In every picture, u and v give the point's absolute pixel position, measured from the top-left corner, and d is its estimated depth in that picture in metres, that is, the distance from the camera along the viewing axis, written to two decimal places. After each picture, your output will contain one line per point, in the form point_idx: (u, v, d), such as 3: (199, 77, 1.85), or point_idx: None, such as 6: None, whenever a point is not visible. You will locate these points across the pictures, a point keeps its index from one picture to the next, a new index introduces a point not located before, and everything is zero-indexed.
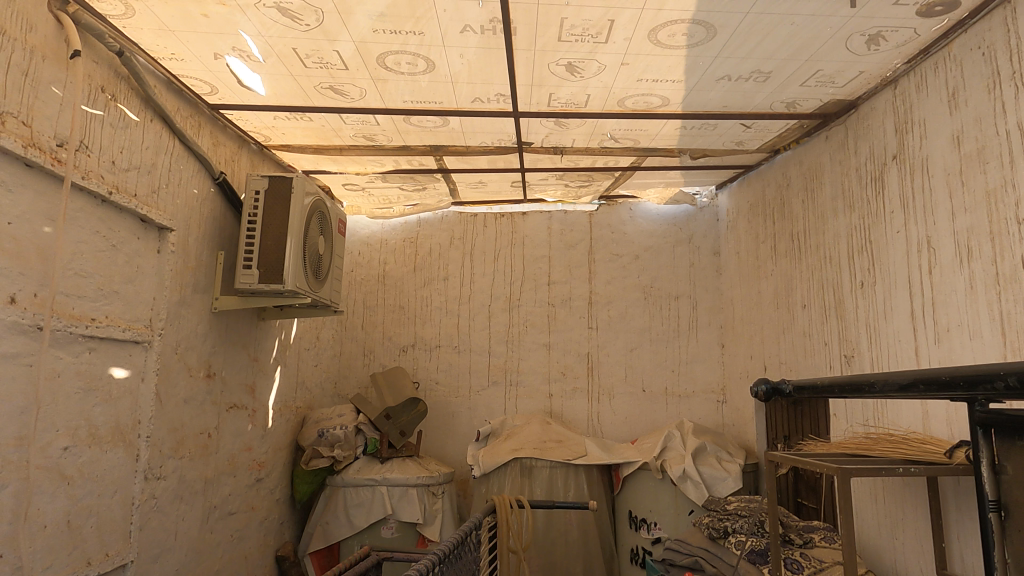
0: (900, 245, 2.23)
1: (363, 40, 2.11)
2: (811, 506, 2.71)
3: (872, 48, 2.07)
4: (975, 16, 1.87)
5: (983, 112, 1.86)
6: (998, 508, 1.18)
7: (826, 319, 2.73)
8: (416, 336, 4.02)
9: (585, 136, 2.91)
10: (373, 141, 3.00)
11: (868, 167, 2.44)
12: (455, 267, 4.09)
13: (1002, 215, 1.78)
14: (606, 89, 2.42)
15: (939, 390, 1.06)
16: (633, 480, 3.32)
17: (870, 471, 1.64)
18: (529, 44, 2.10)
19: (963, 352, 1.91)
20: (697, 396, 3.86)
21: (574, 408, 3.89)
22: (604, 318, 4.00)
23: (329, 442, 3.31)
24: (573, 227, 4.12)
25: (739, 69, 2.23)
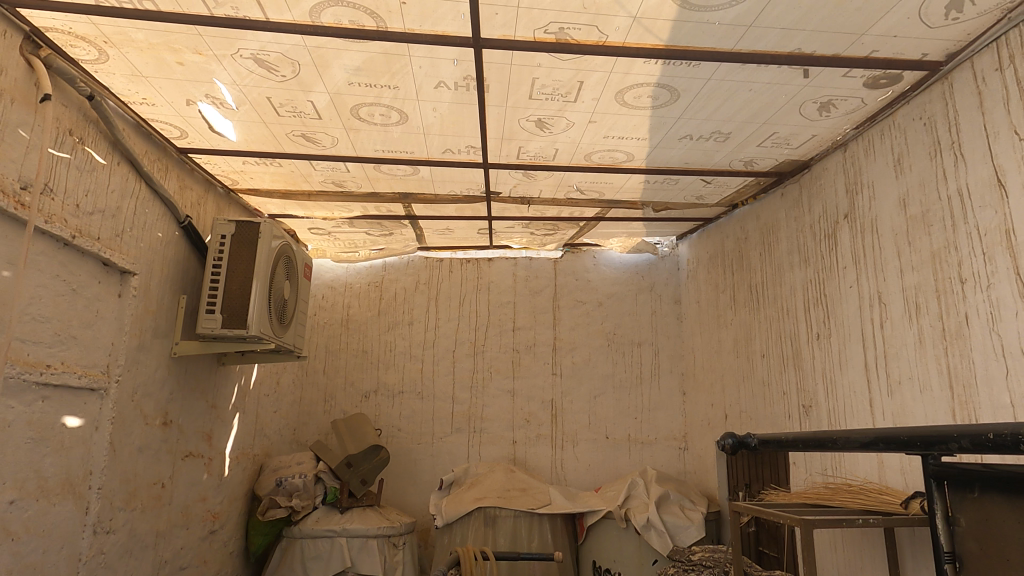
0: (852, 299, 2.33)
1: (338, 92, 2.14)
2: (773, 554, 2.74)
3: (823, 114, 2.20)
4: (917, 89, 2.01)
5: (927, 178, 1.98)
6: (952, 560, 1.21)
7: (784, 368, 2.81)
8: (379, 381, 3.96)
9: (552, 188, 2.99)
10: (342, 187, 3.02)
11: (821, 224, 2.56)
12: (420, 312, 4.08)
13: (947, 274, 1.89)
14: (574, 144, 2.50)
15: (897, 449, 1.11)
16: (598, 529, 3.30)
17: (831, 522, 1.68)
18: (501, 101, 2.16)
19: (914, 405, 1.99)
20: (659, 443, 3.91)
21: (538, 455, 3.88)
22: (568, 365, 4.03)
23: (288, 491, 3.21)
24: (538, 274, 4.17)
25: (700, 129, 2.33)
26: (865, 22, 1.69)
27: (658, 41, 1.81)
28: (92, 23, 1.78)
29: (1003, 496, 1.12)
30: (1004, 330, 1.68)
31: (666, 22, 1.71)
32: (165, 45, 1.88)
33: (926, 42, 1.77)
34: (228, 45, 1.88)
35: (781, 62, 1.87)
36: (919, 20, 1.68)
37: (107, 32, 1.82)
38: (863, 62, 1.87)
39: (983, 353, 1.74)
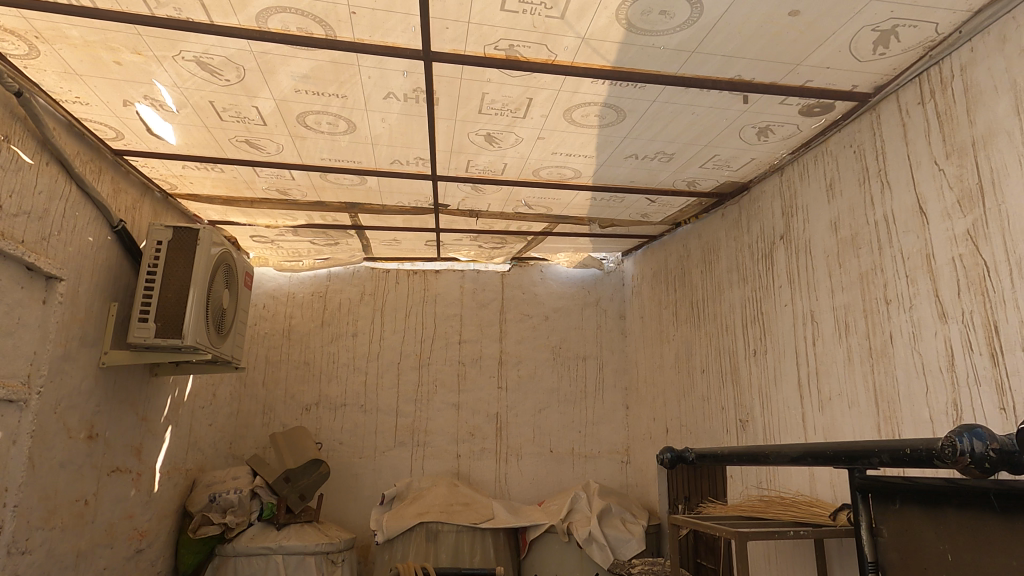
0: (787, 317, 2.42)
1: (284, 99, 2.11)
2: (709, 567, 2.79)
3: (762, 139, 2.28)
4: (847, 118, 2.11)
5: (857, 203, 2.08)
6: (875, 569, 1.27)
7: (723, 384, 2.89)
8: (321, 394, 3.86)
9: (500, 202, 3.01)
10: (287, 195, 2.96)
11: (759, 244, 2.65)
12: (365, 323, 4.02)
13: (874, 295, 1.98)
14: (522, 159, 2.52)
15: (825, 463, 1.15)
16: (540, 544, 3.30)
17: (764, 534, 1.72)
18: (451, 113, 2.17)
19: (843, 420, 2.07)
20: (602, 456, 3.97)
21: (482, 469, 3.87)
22: (513, 378, 4.04)
23: (222, 508, 3.10)
24: (485, 287, 4.17)
25: (645, 148, 2.39)
26: (800, 53, 1.77)
27: (605, 62, 1.85)
28: (23, 16, 1.70)
29: (923, 509, 1.17)
30: (924, 349, 1.77)
31: (613, 44, 1.75)
32: (102, 43, 1.82)
33: (856, 75, 1.87)
34: (170, 47, 1.83)
35: (722, 87, 1.94)
36: (850, 54, 1.77)
37: (39, 27, 1.74)
38: (798, 90, 1.95)
39: (906, 371, 1.83)
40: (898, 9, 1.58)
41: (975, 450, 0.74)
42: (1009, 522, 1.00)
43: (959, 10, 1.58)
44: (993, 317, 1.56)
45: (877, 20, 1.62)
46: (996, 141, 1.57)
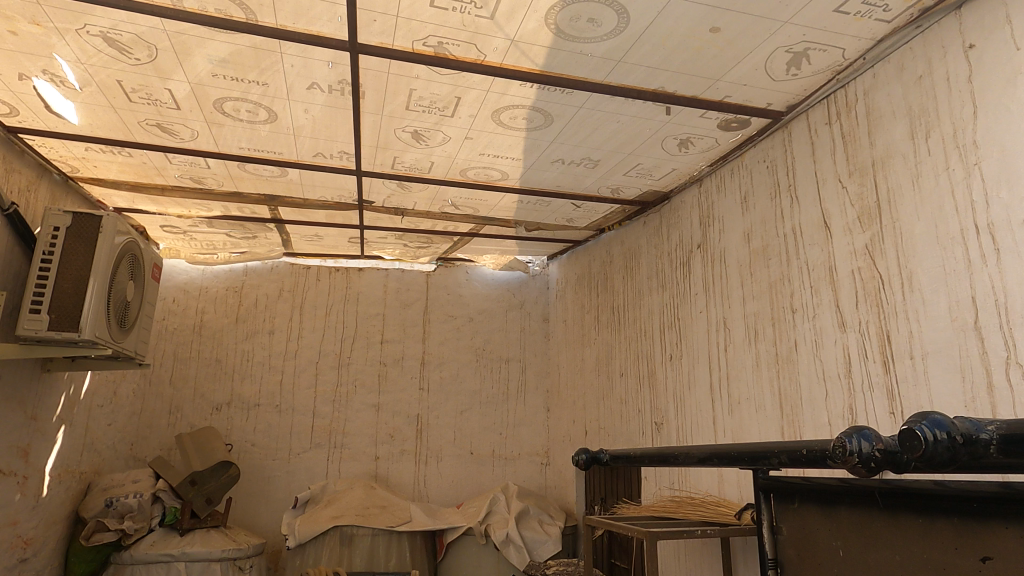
0: (701, 323, 2.51)
1: (200, 83, 2.01)
2: (622, 566, 2.85)
3: (682, 150, 2.35)
4: (762, 134, 2.21)
5: (768, 216, 2.18)
6: (775, 566, 1.33)
7: (640, 387, 2.96)
8: (233, 393, 3.70)
9: (426, 200, 2.97)
10: (201, 184, 2.82)
11: (677, 252, 2.74)
12: (283, 320, 3.87)
13: (781, 304, 2.07)
14: (449, 159, 2.50)
15: (728, 464, 1.19)
16: (457, 546, 3.28)
17: (674, 534, 1.77)
18: (377, 108, 2.12)
19: (750, 423, 2.16)
20: (522, 458, 4.02)
21: (400, 471, 3.82)
22: (435, 380, 4.01)
23: (118, 513, 2.89)
24: (409, 287, 4.11)
25: (571, 154, 2.42)
26: (720, 69, 1.83)
27: (534, 66, 1.86)
28: None
29: (819, 508, 1.24)
30: (825, 356, 1.87)
31: (542, 48, 1.76)
32: None
33: (771, 93, 1.96)
34: (72, 19, 1.70)
35: (646, 97, 1.99)
36: (765, 72, 1.84)
37: None
38: (717, 104, 2.03)
39: (807, 376, 1.93)
40: (810, 33, 1.67)
41: (861, 449, 0.78)
42: (893, 518, 1.06)
43: (864, 37, 1.68)
44: (886, 327, 1.66)
45: (791, 42, 1.70)
46: (893, 162, 1.68)
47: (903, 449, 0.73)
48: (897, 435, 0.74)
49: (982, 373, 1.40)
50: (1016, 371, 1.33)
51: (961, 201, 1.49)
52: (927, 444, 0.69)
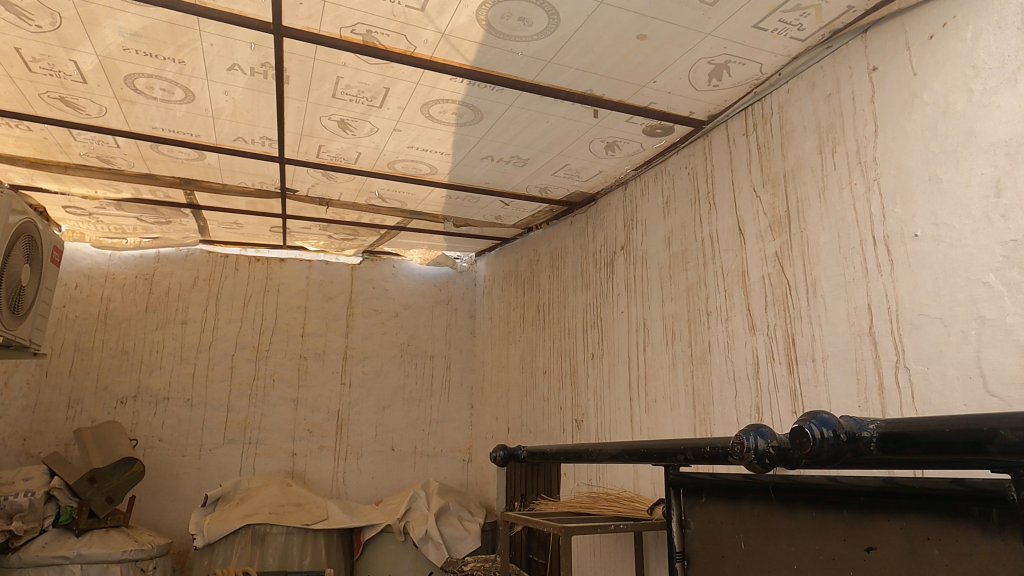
0: (622, 323, 2.57)
1: (109, 56, 1.89)
2: (539, 561, 2.89)
3: (609, 153, 2.40)
4: (684, 142, 2.28)
5: (687, 221, 2.25)
6: (682, 558, 1.38)
7: (562, 385, 3.00)
8: (140, 386, 3.50)
9: (352, 191, 2.91)
10: (109, 164, 2.66)
11: (601, 252, 2.79)
12: (197, 310, 3.70)
13: (697, 306, 2.15)
14: (376, 150, 2.46)
15: (638, 460, 1.22)
16: (375, 543, 3.24)
17: (588, 529, 1.81)
18: (302, 94, 2.06)
19: (666, 421, 2.23)
20: (443, 455, 4.00)
21: (318, 467, 3.73)
22: (357, 374, 3.94)
23: (6, 513, 2.64)
24: (333, 279, 4.02)
25: (500, 151, 2.43)
26: (646, 76, 1.88)
27: (465, 61, 1.85)
28: None
29: (723, 502, 1.29)
30: (735, 357, 1.95)
31: (472, 43, 1.76)
32: None
33: (693, 102, 2.02)
34: None
35: (574, 99, 2.01)
36: (688, 81, 1.90)
37: None
38: (643, 110, 2.08)
39: (719, 376, 2.00)
40: (731, 46, 1.73)
41: (757, 446, 0.82)
42: (790, 511, 1.12)
43: (780, 54, 1.76)
44: (791, 331, 1.75)
45: (713, 54, 1.76)
46: (802, 175, 1.77)
47: (794, 446, 0.76)
48: (788, 433, 0.77)
49: (874, 376, 1.50)
50: (904, 374, 1.43)
51: (861, 214, 1.58)
52: (816, 441, 0.73)
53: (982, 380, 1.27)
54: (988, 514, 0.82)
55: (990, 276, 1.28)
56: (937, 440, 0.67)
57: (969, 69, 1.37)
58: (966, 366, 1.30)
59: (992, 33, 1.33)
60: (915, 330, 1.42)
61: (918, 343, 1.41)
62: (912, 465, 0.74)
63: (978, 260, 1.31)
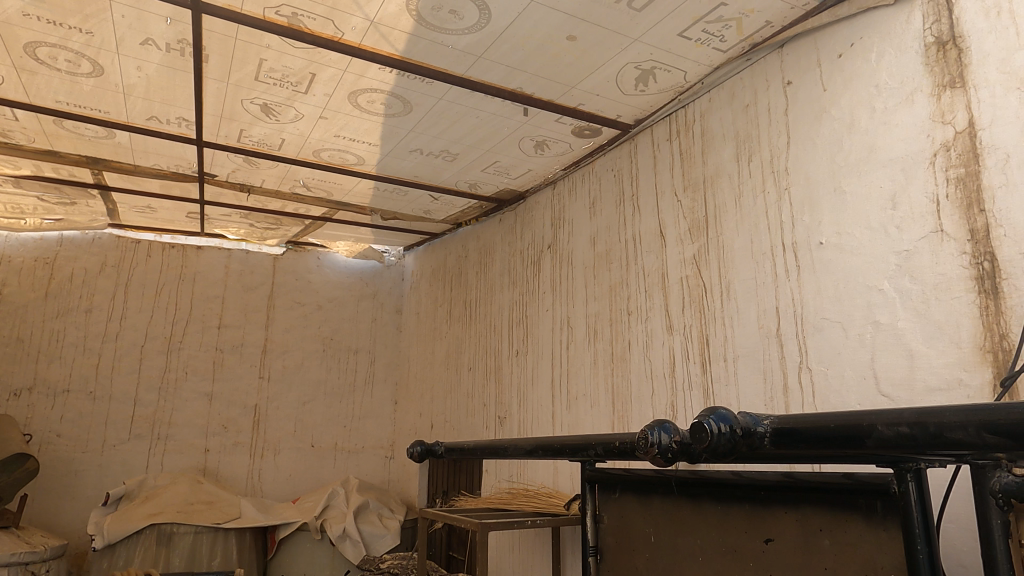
0: (547, 321, 2.60)
1: (7, 22, 1.75)
2: (458, 559, 2.89)
3: (538, 152, 2.42)
4: (611, 144, 2.32)
5: (612, 222, 2.29)
6: (595, 552, 1.40)
7: (486, 382, 3.01)
8: (36, 377, 3.27)
9: (275, 179, 2.81)
10: (6, 137, 2.46)
11: (529, 251, 2.81)
12: (104, 297, 3.49)
13: (619, 306, 2.19)
14: (301, 137, 2.39)
15: (552, 455, 1.24)
16: (289, 542, 3.15)
17: (505, 524, 1.82)
18: (222, 75, 1.97)
19: (586, 418, 2.27)
20: (365, 451, 3.94)
21: (232, 464, 3.60)
22: (277, 368, 3.82)
23: None
24: (254, 270, 3.87)
25: (430, 145, 2.40)
26: (575, 77, 1.90)
27: (394, 51, 1.82)
28: None
29: (634, 498, 1.32)
30: (653, 356, 2.00)
31: (402, 33, 1.73)
32: None
33: (620, 106, 2.06)
34: None
35: (504, 96, 2.01)
36: (616, 85, 1.94)
37: None
38: (571, 111, 2.10)
39: (638, 375, 2.05)
40: (657, 53, 1.77)
41: (661, 441, 0.85)
42: (697, 506, 1.16)
43: (703, 63, 1.82)
44: (706, 332, 1.81)
45: (639, 59, 1.80)
46: (720, 181, 1.84)
47: (694, 441, 0.81)
48: (689, 429, 0.82)
49: (781, 377, 1.57)
50: (806, 374, 1.50)
51: (773, 221, 1.65)
52: (713, 435, 0.79)
53: (875, 381, 1.35)
54: (873, 506, 0.87)
55: (885, 283, 1.37)
56: (825, 434, 0.76)
57: (872, 88, 1.45)
58: (861, 368, 1.39)
59: (893, 55, 1.42)
60: (817, 333, 1.49)
61: (820, 346, 1.48)
62: (797, 455, 0.83)
63: (874, 269, 1.39)
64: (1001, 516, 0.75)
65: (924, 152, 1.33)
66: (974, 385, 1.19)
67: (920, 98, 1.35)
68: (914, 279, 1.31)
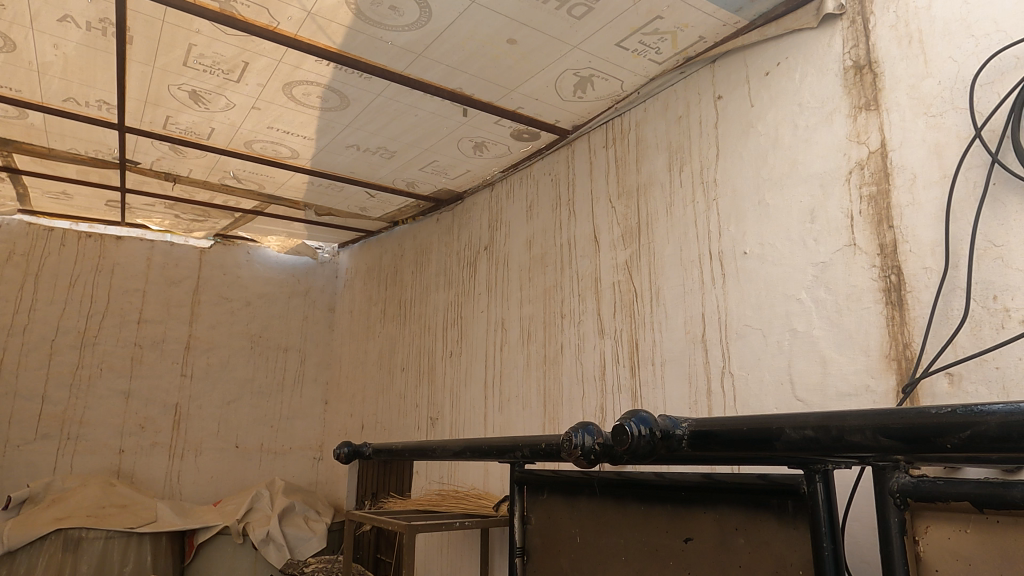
0: (481, 322, 2.60)
1: None
2: (386, 562, 2.85)
3: (477, 153, 2.42)
4: (549, 149, 2.34)
5: (548, 225, 2.31)
6: (522, 553, 1.41)
7: (419, 382, 2.98)
8: None
9: (204, 169, 2.70)
10: None
11: (465, 251, 2.81)
12: (10, 288, 3.26)
13: (552, 309, 2.22)
14: (232, 127, 2.31)
15: (481, 457, 1.25)
16: (209, 547, 3.04)
17: (433, 526, 1.81)
18: (147, 58, 1.89)
19: (517, 419, 2.29)
20: (293, 452, 3.83)
21: (149, 465, 3.44)
22: (200, 366, 3.67)
23: None
24: (178, 262, 3.71)
25: (367, 141, 2.37)
26: (515, 80, 1.91)
27: (332, 44, 1.78)
28: None
29: (561, 499, 1.34)
30: (585, 359, 2.03)
31: (340, 27, 1.70)
32: None
33: (559, 111, 2.08)
34: None
35: (443, 95, 2.00)
36: (555, 91, 1.96)
37: None
38: (510, 114, 2.11)
39: (569, 378, 2.08)
40: (595, 61, 1.80)
41: (584, 443, 0.86)
42: (622, 507, 1.18)
43: (639, 74, 1.86)
44: (636, 336, 1.85)
45: (578, 66, 1.83)
46: (653, 190, 1.88)
47: (615, 443, 0.83)
48: (611, 431, 0.84)
49: (705, 381, 1.62)
50: (728, 379, 1.56)
51: (701, 230, 1.71)
52: (634, 438, 0.80)
53: (791, 386, 1.42)
54: (785, 505, 0.91)
55: (802, 293, 1.43)
56: (739, 437, 0.79)
57: (795, 106, 1.52)
58: (779, 373, 1.45)
59: (815, 76, 1.49)
60: (740, 339, 1.55)
61: (742, 352, 1.54)
62: (712, 458, 0.86)
63: (793, 279, 1.46)
64: (898, 514, 0.79)
65: (840, 170, 1.40)
66: (880, 391, 1.26)
67: (838, 118, 1.42)
68: (829, 290, 1.38)
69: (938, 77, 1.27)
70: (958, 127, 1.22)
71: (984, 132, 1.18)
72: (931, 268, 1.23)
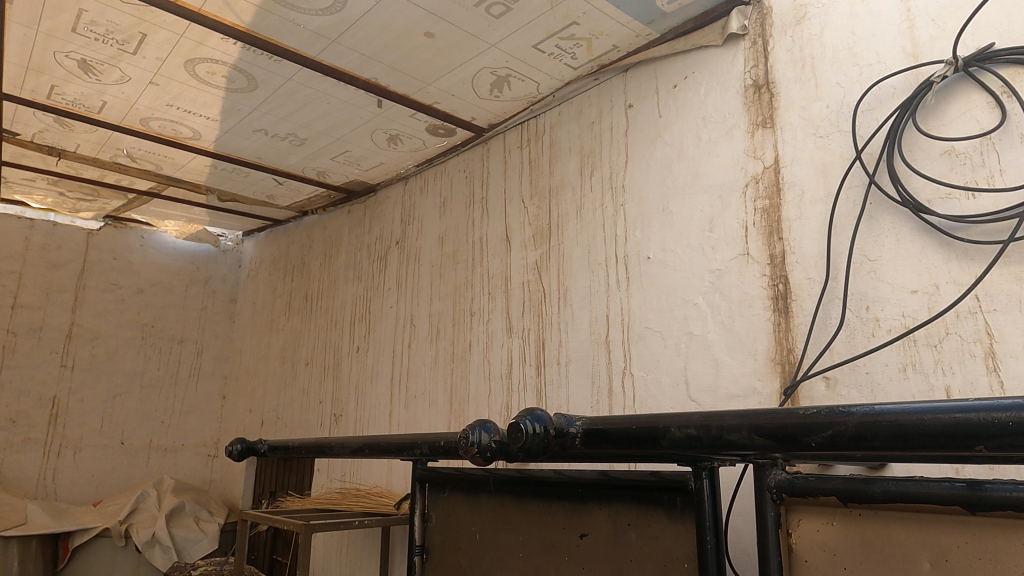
0: (390, 318, 2.56)
1: None
2: (281, 563, 2.76)
3: (391, 145, 2.38)
4: (465, 146, 2.34)
5: (460, 222, 2.31)
6: (421, 552, 1.40)
7: (324, 378, 2.90)
8: None
9: (93, 145, 2.52)
10: None
11: (376, 245, 2.75)
12: None
13: (462, 307, 2.21)
14: (127, 102, 2.16)
15: (380, 455, 1.23)
16: (86, 550, 2.83)
17: (331, 525, 1.77)
18: (30, 20, 1.73)
19: (423, 416, 2.27)
20: (185, 449, 3.64)
21: (19, 463, 3.16)
22: (83, 356, 3.41)
23: None
24: (61, 244, 3.44)
25: (275, 126, 2.28)
26: (431, 75, 1.90)
27: (239, 22, 1.70)
28: None
29: (462, 497, 1.33)
30: (492, 357, 2.04)
31: (249, 5, 1.62)
32: None
33: (476, 109, 2.08)
34: None
35: (358, 84, 1.96)
36: (472, 88, 1.96)
37: None
38: (426, 108, 2.09)
39: (476, 375, 2.08)
40: (512, 61, 1.81)
41: (481, 440, 0.86)
42: (520, 504, 1.19)
43: (554, 77, 1.89)
44: (543, 336, 1.88)
45: (495, 65, 1.83)
46: (564, 193, 1.92)
47: (511, 441, 0.84)
48: (507, 429, 0.84)
49: (607, 381, 1.67)
50: (628, 379, 1.61)
51: (609, 234, 1.75)
52: (529, 435, 0.82)
53: (686, 387, 1.48)
54: (673, 501, 0.95)
55: (699, 298, 1.50)
56: (629, 435, 0.82)
57: (699, 120, 1.59)
58: (675, 374, 1.51)
59: (718, 92, 1.56)
60: (641, 341, 1.61)
61: (642, 353, 1.60)
62: (605, 455, 0.88)
63: (692, 284, 1.52)
64: (774, 510, 0.88)
65: (738, 183, 1.48)
66: (766, 393, 1.34)
67: (738, 134, 1.50)
68: (723, 296, 1.45)
69: (827, 101, 1.36)
70: (842, 149, 1.32)
71: (863, 155, 1.28)
72: (814, 279, 1.31)
